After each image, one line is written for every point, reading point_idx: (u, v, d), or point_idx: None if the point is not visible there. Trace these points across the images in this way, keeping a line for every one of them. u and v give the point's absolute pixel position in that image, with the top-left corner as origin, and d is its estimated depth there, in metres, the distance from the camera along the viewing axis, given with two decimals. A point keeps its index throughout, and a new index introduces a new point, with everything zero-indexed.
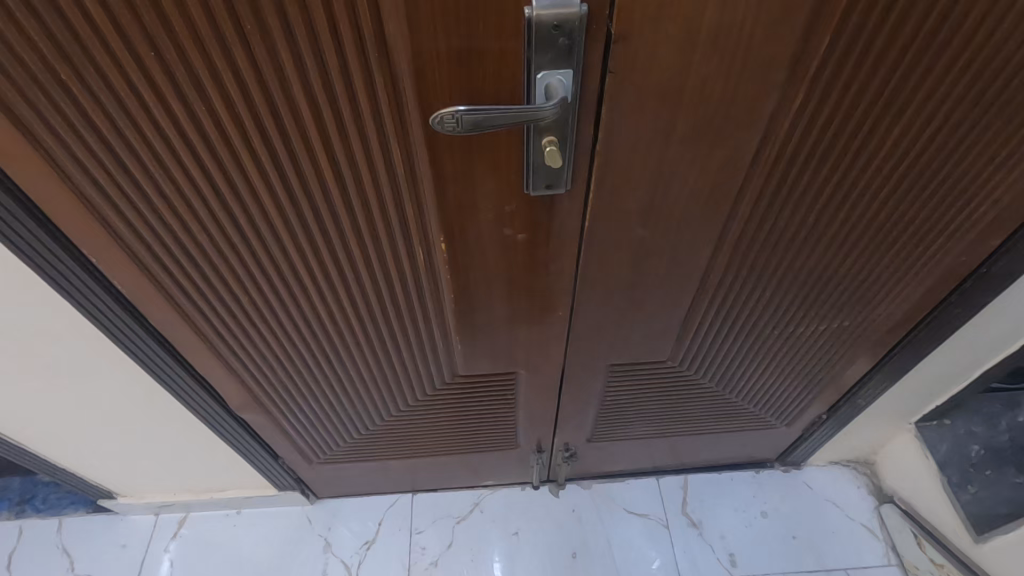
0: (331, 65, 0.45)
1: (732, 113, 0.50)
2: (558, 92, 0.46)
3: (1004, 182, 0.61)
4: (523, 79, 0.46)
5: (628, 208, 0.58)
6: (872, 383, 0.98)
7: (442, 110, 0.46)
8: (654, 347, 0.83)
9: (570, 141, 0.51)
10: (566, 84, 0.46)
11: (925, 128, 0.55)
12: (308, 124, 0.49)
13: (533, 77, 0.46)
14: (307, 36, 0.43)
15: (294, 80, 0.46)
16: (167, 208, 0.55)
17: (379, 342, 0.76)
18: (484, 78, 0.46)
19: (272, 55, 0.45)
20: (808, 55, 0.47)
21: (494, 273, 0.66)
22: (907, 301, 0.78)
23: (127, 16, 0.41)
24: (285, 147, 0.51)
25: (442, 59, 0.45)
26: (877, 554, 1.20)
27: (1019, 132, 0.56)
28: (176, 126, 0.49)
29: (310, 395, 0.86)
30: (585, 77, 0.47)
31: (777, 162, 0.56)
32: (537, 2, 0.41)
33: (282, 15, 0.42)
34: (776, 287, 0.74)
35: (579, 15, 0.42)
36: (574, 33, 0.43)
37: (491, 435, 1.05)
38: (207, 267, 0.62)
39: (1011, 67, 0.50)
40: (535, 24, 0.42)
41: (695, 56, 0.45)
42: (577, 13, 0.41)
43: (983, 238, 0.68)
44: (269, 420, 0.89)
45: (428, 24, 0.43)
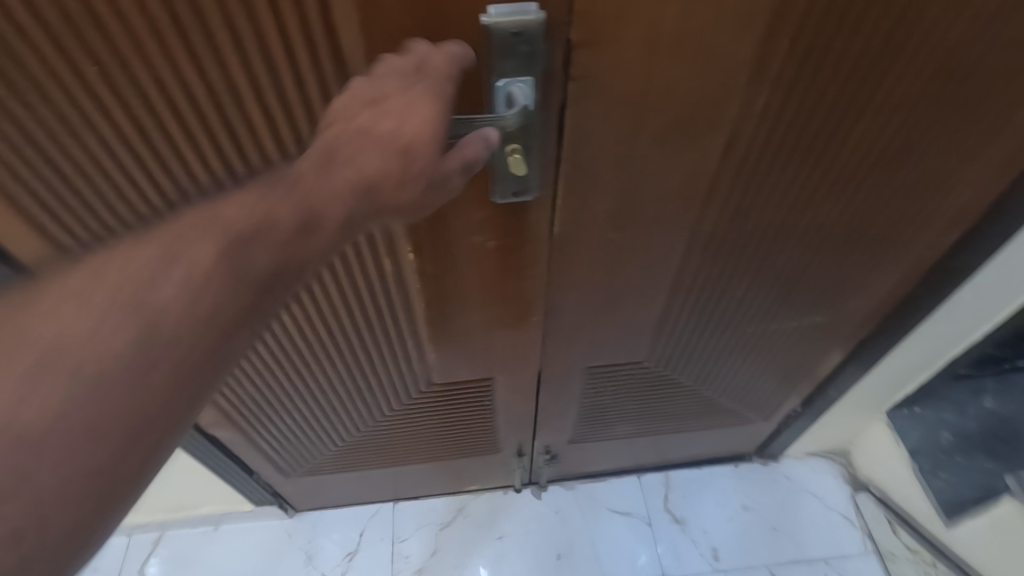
0: (286, 76, 0.44)
1: (697, 116, 0.50)
2: (519, 100, 0.45)
3: (964, 174, 0.62)
4: (484, 85, 0.46)
5: (598, 212, 0.58)
6: (846, 374, 1.00)
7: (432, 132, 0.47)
8: (631, 347, 0.83)
9: (535, 147, 0.50)
10: (527, 92, 0.45)
11: (886, 128, 0.56)
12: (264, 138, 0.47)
13: (494, 85, 0.45)
14: (259, 46, 0.42)
15: (248, 93, 0.44)
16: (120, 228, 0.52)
17: (351, 351, 0.75)
18: None
19: (222, 67, 0.42)
20: (769, 58, 0.47)
21: (467, 278, 0.65)
22: (876, 293, 0.80)
23: (61, 30, 0.38)
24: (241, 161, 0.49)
25: None
26: (855, 543, 1.23)
27: (976, 129, 0.57)
28: (117, 142, 0.45)
29: (283, 409, 0.84)
30: (547, 83, 0.46)
31: (745, 163, 0.56)
32: (494, 9, 0.40)
33: (232, 27, 0.40)
34: (748, 285, 0.74)
35: (538, 21, 0.41)
36: (534, 40, 0.42)
37: (472, 440, 1.04)
38: None
39: (965, 67, 0.51)
40: (493, 31, 0.41)
41: (657, 61, 0.45)
42: (535, 20, 0.41)
43: (945, 231, 0.70)
44: (241, 435, 0.87)
45: (384, 31, 0.42)
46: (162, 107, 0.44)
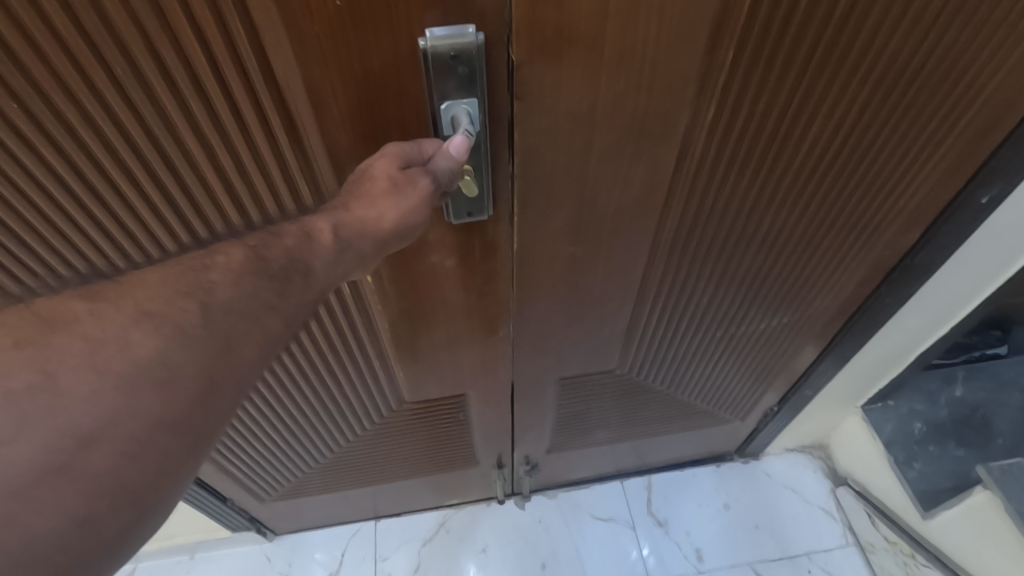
0: (221, 107, 0.42)
1: (648, 128, 0.50)
2: (463, 122, 0.45)
3: (918, 174, 0.63)
4: (428, 107, 0.45)
5: (556, 227, 0.58)
6: (817, 372, 1.01)
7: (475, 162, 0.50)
8: (602, 356, 0.82)
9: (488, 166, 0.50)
10: (472, 114, 0.45)
11: (836, 134, 0.56)
12: (206, 169, 0.46)
13: (438, 108, 0.45)
14: (189, 78, 0.40)
15: (182, 125, 0.43)
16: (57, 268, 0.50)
17: (317, 374, 0.74)
18: (385, 105, 0.45)
19: (151, 100, 0.41)
20: (714, 71, 0.47)
21: (428, 297, 0.64)
22: (840, 293, 0.81)
23: None
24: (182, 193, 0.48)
25: (338, 91, 0.43)
26: (835, 536, 1.25)
27: (924, 131, 0.58)
28: (42, 182, 0.43)
29: (250, 436, 0.82)
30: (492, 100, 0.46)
31: (700, 172, 0.56)
32: (431, 32, 0.40)
33: (158, 61, 0.39)
34: (712, 292, 0.75)
35: (477, 43, 0.41)
36: (475, 60, 0.42)
37: (449, 456, 1.03)
38: None
39: (907, 73, 0.52)
40: (431, 54, 0.41)
41: (601, 78, 0.45)
42: (473, 42, 0.41)
43: (902, 230, 0.71)
44: (208, 463, 0.84)
45: (319, 57, 0.41)
46: (91, 142, 0.41)
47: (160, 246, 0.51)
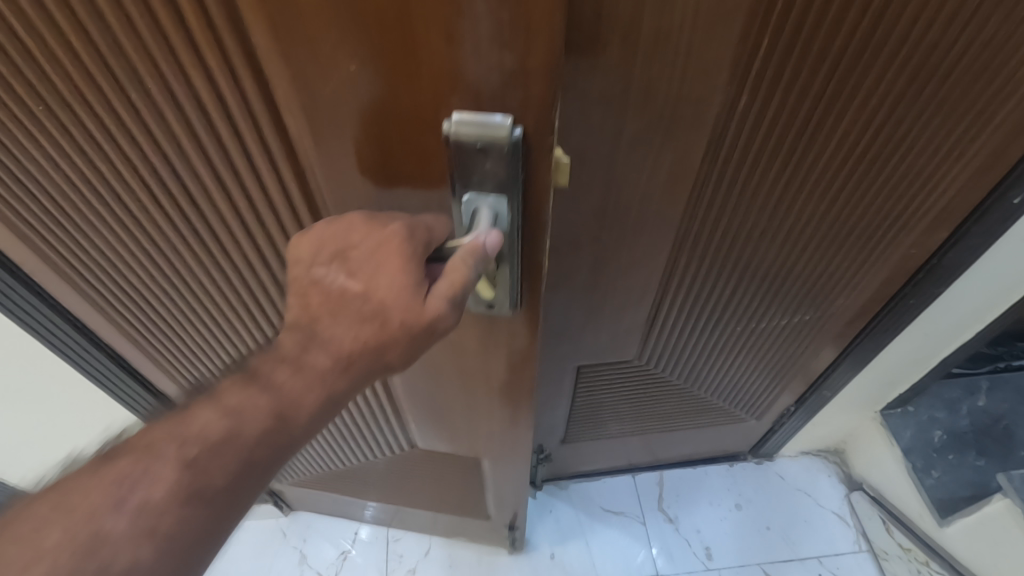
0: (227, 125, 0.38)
1: (679, 116, 0.50)
2: (483, 222, 0.37)
3: (949, 172, 0.62)
4: (449, 179, 0.37)
5: (583, 211, 0.58)
6: (837, 374, 1.00)
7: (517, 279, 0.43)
8: (620, 346, 0.83)
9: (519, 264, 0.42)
10: (495, 215, 0.37)
11: (868, 127, 0.56)
12: (222, 183, 0.43)
13: (459, 197, 0.37)
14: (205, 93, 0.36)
15: (199, 141, 0.40)
16: (84, 256, 0.51)
17: (338, 422, 0.84)
18: (406, 153, 0.36)
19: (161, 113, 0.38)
20: (748, 58, 0.47)
21: (447, 367, 0.58)
22: (864, 293, 0.80)
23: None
24: (200, 202, 0.46)
25: (344, 123, 0.35)
26: (848, 541, 1.23)
27: (958, 126, 0.57)
28: (65, 178, 0.43)
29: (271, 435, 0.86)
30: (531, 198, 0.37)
31: (728, 162, 0.57)
32: (458, 117, 0.33)
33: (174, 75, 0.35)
34: (735, 285, 0.75)
35: (513, 138, 0.33)
36: (509, 155, 0.34)
37: (461, 501, 1.03)
38: (141, 305, 0.59)
39: (944, 67, 0.52)
40: (454, 138, 0.34)
41: (636, 61, 0.45)
42: (504, 137, 0.33)
43: (931, 229, 0.70)
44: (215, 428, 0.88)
45: (318, 76, 0.33)
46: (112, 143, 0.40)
47: (183, 246, 0.51)
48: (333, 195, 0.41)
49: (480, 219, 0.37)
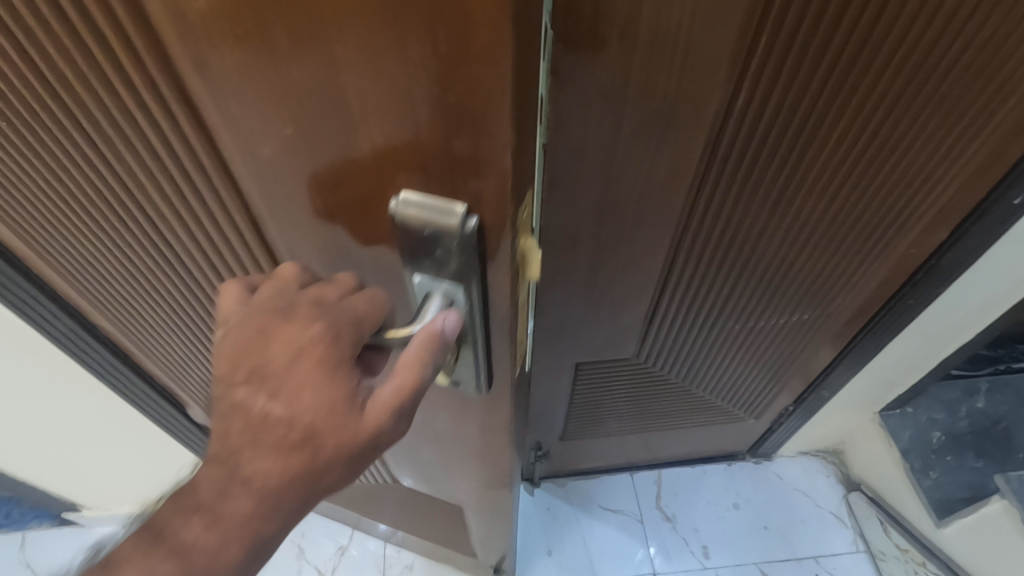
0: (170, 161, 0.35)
1: (678, 112, 0.50)
2: (437, 305, 0.34)
3: (948, 171, 0.63)
4: (401, 254, 0.33)
5: (583, 207, 0.59)
6: (836, 373, 1.00)
7: (479, 363, 0.40)
8: (618, 343, 0.83)
9: (487, 341, 0.38)
10: (449, 301, 0.34)
11: (868, 124, 0.56)
12: (181, 211, 0.40)
13: (411, 277, 0.34)
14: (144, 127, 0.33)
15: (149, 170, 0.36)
16: (68, 253, 0.50)
17: None
18: (357, 209, 0.31)
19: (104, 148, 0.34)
20: (747, 55, 0.47)
21: (430, 417, 0.54)
22: (862, 292, 0.80)
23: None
24: (166, 225, 0.43)
25: (288, 170, 0.30)
26: (847, 541, 1.24)
27: (958, 125, 0.57)
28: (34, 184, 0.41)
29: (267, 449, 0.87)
30: (494, 282, 0.33)
31: (727, 160, 0.57)
32: (403, 199, 0.29)
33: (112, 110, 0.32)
34: (734, 283, 0.75)
35: (465, 230, 0.29)
36: (462, 247, 0.30)
37: (450, 533, 1.01)
38: (129, 304, 0.59)
39: (943, 66, 0.52)
40: (399, 220, 0.30)
41: (635, 57, 0.45)
42: (453, 228, 0.29)
43: (929, 229, 0.70)
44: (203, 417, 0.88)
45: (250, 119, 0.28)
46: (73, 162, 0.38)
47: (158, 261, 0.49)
48: (287, 239, 0.37)
49: (431, 304, 0.34)
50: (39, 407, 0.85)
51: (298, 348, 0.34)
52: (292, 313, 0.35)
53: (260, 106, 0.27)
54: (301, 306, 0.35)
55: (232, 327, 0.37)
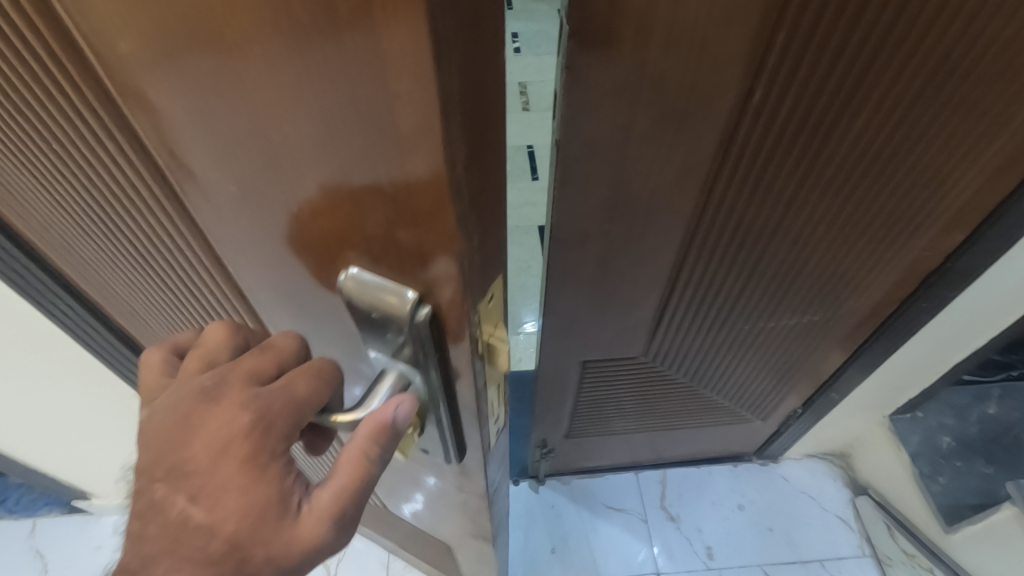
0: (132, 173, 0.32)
1: (692, 109, 0.49)
2: (393, 380, 0.33)
3: (966, 173, 0.62)
4: (353, 322, 0.31)
5: (593, 202, 0.58)
6: (846, 376, 0.99)
7: (445, 428, 0.39)
8: (626, 341, 0.82)
9: (449, 412, 0.37)
10: (405, 377, 0.33)
11: (885, 123, 0.55)
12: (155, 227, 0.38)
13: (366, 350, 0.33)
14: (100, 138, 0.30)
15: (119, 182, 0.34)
16: (66, 252, 0.50)
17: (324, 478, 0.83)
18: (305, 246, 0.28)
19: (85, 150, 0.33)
20: (765, 52, 0.47)
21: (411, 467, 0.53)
22: (875, 294, 0.79)
23: None
24: (144, 240, 0.41)
25: (234, 201, 0.27)
26: (852, 545, 1.22)
27: (978, 125, 0.56)
28: (23, 186, 0.40)
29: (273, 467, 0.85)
30: (451, 359, 0.32)
31: (740, 159, 0.56)
32: (353, 271, 0.28)
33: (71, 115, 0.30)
34: (746, 281, 0.74)
35: (415, 315, 0.28)
36: (411, 330, 0.29)
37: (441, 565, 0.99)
38: (137, 314, 0.58)
39: (965, 65, 0.51)
40: (348, 295, 0.29)
41: (649, 53, 0.45)
42: (401, 309, 0.28)
43: (946, 231, 0.69)
44: None
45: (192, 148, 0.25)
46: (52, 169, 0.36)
47: (155, 279, 0.47)
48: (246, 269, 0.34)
49: (386, 381, 0.33)
50: (54, 398, 0.87)
51: (230, 435, 0.31)
52: (219, 395, 0.32)
53: (180, 126, 0.24)
54: (231, 384, 0.32)
55: (160, 408, 0.34)
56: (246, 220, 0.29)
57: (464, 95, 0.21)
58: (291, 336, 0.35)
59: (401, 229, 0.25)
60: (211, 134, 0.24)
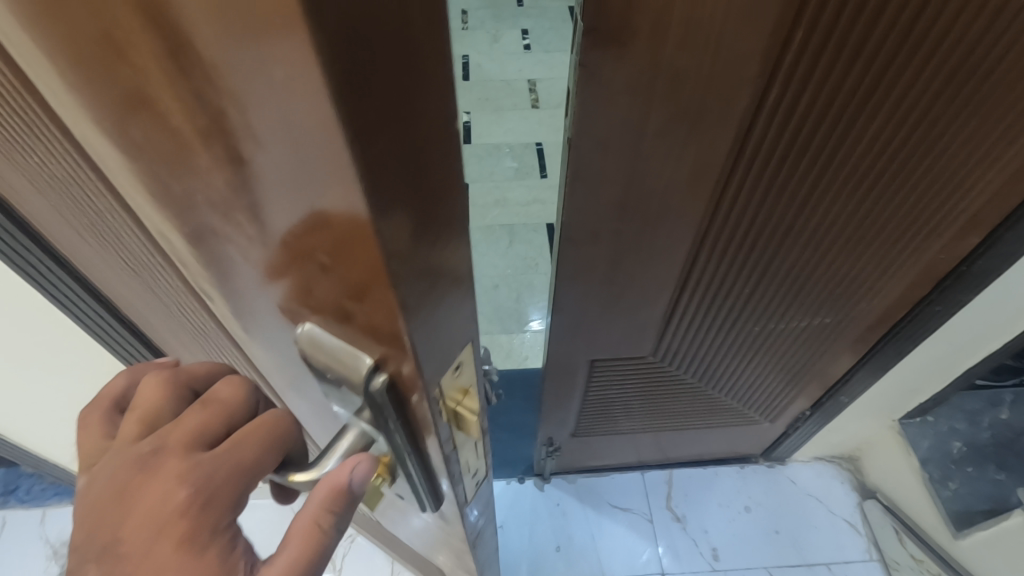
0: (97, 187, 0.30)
1: (708, 108, 0.49)
2: (356, 437, 0.32)
3: (984, 175, 0.61)
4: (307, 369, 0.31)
5: (605, 200, 0.58)
6: (856, 379, 0.98)
7: (417, 481, 0.38)
8: (633, 341, 0.82)
9: (419, 468, 0.37)
10: (367, 435, 0.32)
11: (903, 124, 0.55)
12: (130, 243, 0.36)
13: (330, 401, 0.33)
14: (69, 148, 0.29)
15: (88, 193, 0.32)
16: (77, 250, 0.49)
17: None
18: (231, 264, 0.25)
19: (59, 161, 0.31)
20: (782, 52, 0.46)
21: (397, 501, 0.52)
22: (887, 297, 0.78)
23: None
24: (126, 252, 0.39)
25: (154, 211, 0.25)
26: (859, 550, 1.22)
27: (997, 127, 0.55)
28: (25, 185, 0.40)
29: None
30: (415, 420, 0.32)
31: (755, 159, 0.56)
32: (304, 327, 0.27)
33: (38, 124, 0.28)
34: (757, 282, 0.73)
35: (369, 382, 0.28)
36: (367, 395, 0.28)
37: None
38: (147, 316, 0.57)
39: (986, 65, 0.50)
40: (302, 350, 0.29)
41: (663, 52, 0.44)
42: (355, 375, 0.27)
43: (961, 235, 0.68)
44: None
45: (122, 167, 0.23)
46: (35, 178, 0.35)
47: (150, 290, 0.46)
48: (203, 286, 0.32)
49: (347, 437, 0.32)
50: (67, 390, 0.87)
51: (166, 515, 0.29)
52: (155, 464, 0.30)
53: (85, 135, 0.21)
54: (169, 452, 0.31)
55: (93, 477, 0.32)
56: (177, 238, 0.26)
57: (380, 121, 0.17)
58: (234, 387, 0.34)
59: (334, 273, 0.23)
60: (120, 152, 0.21)
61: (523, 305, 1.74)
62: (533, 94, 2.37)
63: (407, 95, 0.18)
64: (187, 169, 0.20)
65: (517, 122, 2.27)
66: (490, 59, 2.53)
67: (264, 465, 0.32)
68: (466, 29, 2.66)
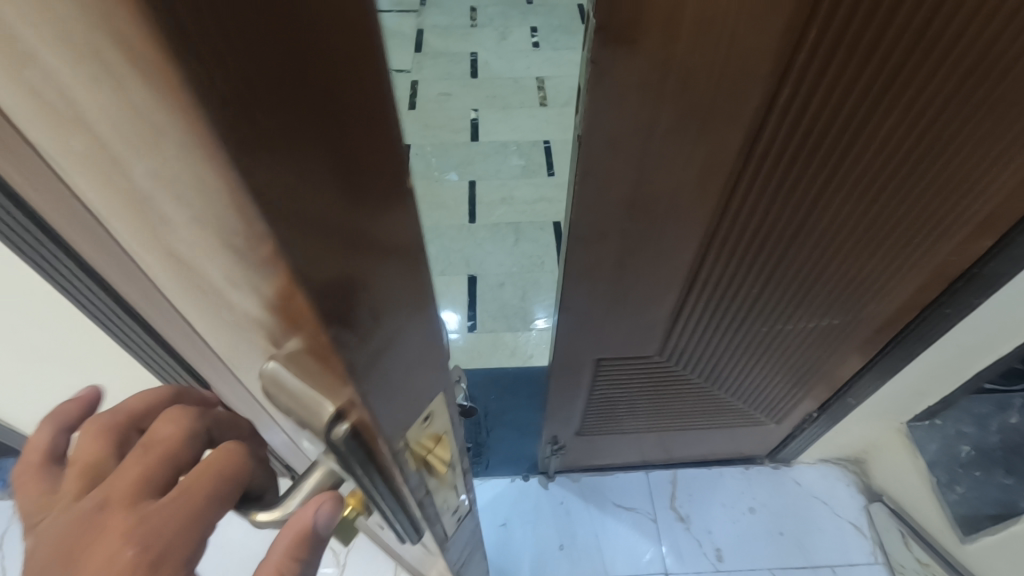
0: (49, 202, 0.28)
1: (718, 107, 0.49)
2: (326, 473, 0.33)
3: (997, 177, 0.60)
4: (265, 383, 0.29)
5: (613, 198, 0.57)
6: (863, 381, 0.98)
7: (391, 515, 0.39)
8: (639, 340, 0.82)
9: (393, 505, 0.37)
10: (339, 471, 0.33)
11: (915, 124, 0.54)
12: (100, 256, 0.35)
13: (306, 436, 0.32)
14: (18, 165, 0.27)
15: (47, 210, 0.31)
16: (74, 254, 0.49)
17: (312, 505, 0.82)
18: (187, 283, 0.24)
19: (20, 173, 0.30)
20: (796, 51, 0.46)
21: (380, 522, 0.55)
22: (896, 300, 0.78)
23: None
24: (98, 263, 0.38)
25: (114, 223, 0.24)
26: (864, 552, 1.21)
27: (1012, 128, 0.55)
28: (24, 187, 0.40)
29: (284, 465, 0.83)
30: (386, 464, 0.32)
31: (765, 159, 0.55)
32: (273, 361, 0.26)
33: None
34: (765, 283, 0.73)
35: (334, 432, 0.27)
36: (336, 443, 0.28)
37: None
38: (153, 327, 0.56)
39: (1002, 66, 0.49)
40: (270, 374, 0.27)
41: (675, 51, 0.44)
42: (322, 424, 0.26)
43: (972, 238, 0.68)
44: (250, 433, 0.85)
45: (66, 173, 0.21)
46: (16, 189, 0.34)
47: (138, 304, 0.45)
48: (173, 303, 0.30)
49: (314, 476, 0.33)
50: None
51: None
52: (100, 521, 0.27)
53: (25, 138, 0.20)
54: (114, 508, 0.28)
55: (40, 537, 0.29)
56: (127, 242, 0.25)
57: (266, 141, 0.15)
58: (177, 424, 0.31)
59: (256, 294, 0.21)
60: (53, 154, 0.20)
61: (529, 303, 1.74)
62: (541, 92, 2.36)
63: (301, 112, 0.16)
64: (108, 179, 0.19)
65: (524, 119, 2.27)
66: (498, 57, 2.53)
67: (215, 515, 0.29)
68: (475, 26, 2.65)
